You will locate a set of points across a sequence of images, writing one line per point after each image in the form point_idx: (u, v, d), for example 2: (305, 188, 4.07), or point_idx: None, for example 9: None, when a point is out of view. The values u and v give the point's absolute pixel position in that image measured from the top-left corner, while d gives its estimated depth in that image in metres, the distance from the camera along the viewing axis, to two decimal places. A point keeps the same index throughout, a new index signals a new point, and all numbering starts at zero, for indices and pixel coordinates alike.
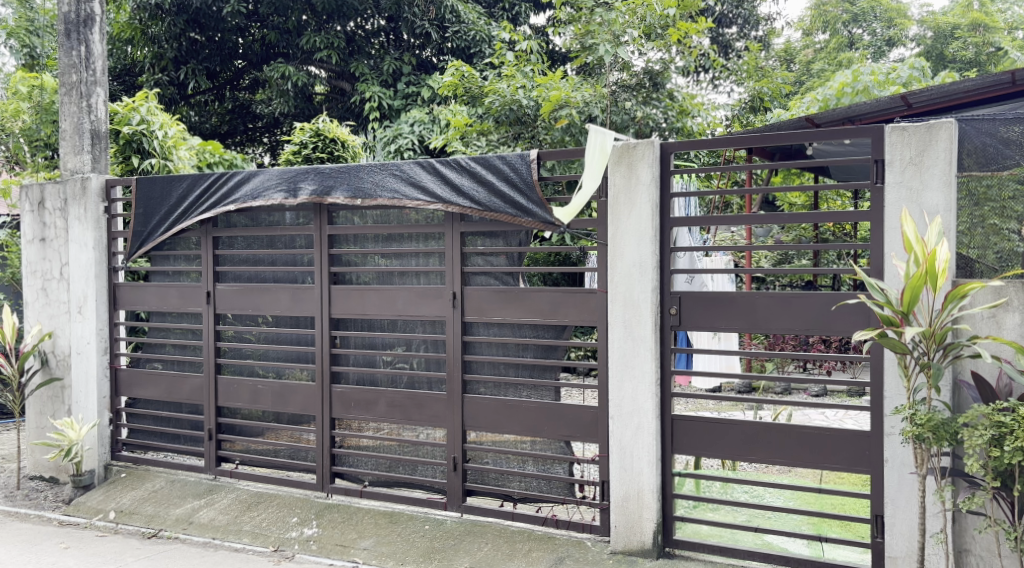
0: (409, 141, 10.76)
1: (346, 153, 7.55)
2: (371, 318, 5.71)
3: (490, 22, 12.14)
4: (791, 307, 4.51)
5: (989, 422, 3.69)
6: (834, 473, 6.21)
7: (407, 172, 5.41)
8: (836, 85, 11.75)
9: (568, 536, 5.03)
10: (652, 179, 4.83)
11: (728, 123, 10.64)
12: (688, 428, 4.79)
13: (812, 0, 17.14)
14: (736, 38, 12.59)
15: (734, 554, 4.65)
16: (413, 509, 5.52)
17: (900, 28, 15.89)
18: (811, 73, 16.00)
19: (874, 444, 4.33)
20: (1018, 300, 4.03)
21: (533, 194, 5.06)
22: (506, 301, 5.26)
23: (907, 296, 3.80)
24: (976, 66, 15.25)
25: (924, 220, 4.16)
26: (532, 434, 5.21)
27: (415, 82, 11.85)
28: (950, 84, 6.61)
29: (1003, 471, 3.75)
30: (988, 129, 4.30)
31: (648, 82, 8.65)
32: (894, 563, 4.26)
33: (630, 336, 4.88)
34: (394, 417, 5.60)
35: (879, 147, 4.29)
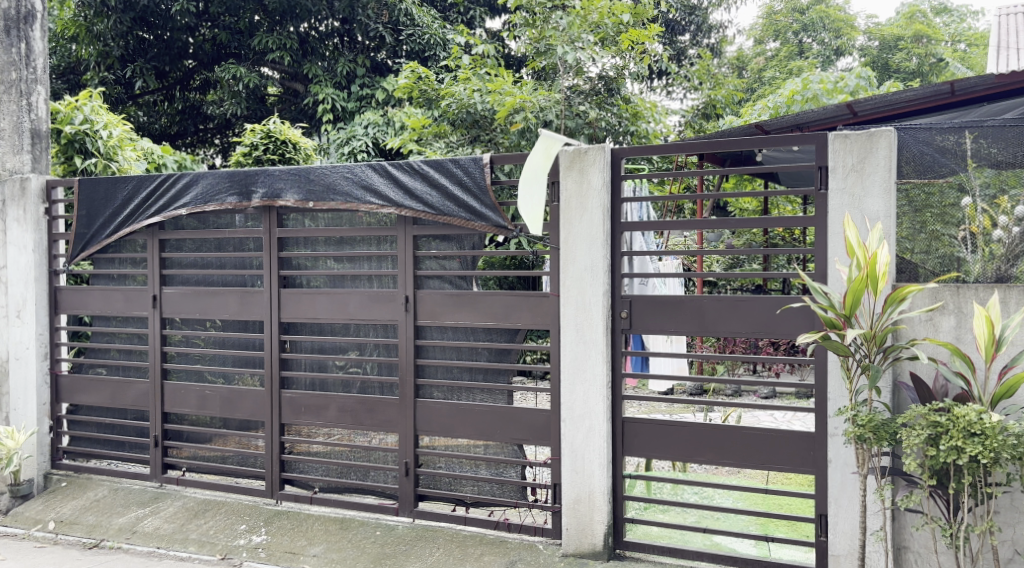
0: (363, 143, 10.69)
1: (298, 155, 7.45)
2: (322, 322, 5.66)
3: (445, 25, 12.11)
4: (738, 310, 4.58)
5: (926, 422, 3.78)
6: (781, 474, 6.32)
7: (359, 175, 5.39)
8: (787, 93, 11.98)
9: (520, 540, 5.04)
10: (603, 184, 4.88)
11: (681, 128, 10.76)
12: (638, 430, 4.84)
13: (763, 9, 17.43)
14: (690, 45, 12.72)
15: (683, 555, 4.71)
16: (364, 515, 5.48)
17: (847, 37, 16.26)
18: (763, 81, 16.27)
19: (819, 444, 4.42)
20: (953, 303, 4.16)
21: (486, 198, 5.09)
22: (458, 304, 5.26)
23: (849, 300, 3.89)
24: (919, 76, 15.66)
25: (865, 226, 4.27)
26: (484, 438, 5.21)
27: (369, 84, 11.78)
28: (893, 94, 6.79)
29: (940, 469, 3.85)
30: (925, 138, 4.35)
31: (603, 87, 8.71)
32: (836, 561, 4.35)
33: (582, 340, 4.91)
34: (345, 422, 5.56)
35: (822, 153, 4.39)
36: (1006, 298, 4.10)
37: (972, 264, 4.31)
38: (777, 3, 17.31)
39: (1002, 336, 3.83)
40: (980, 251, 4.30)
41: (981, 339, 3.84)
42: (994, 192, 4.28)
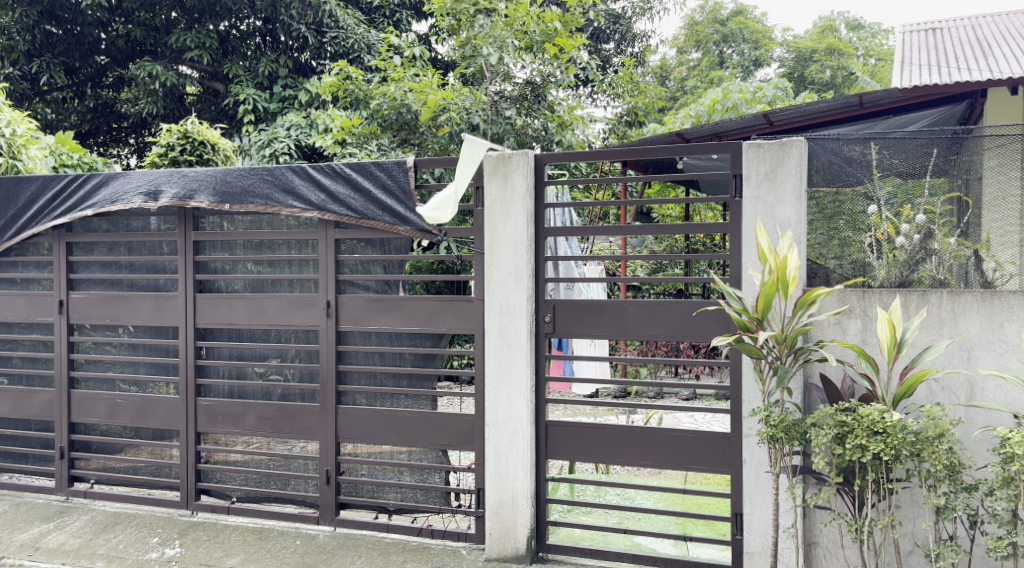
0: (285, 144, 10.46)
1: (216, 156, 7.21)
2: (240, 328, 5.53)
3: (370, 28, 12.02)
4: (657, 314, 4.68)
5: (833, 422, 3.93)
6: (699, 474, 6.48)
7: (279, 177, 5.31)
8: (708, 102, 12.36)
9: (443, 545, 5.04)
10: (527, 190, 4.91)
11: (606, 135, 10.90)
12: (561, 433, 4.88)
13: (685, 19, 17.80)
14: (614, 53, 12.92)
15: (605, 556, 4.76)
16: (284, 524, 5.39)
17: (765, 49, 16.82)
18: (685, 90, 16.67)
19: (734, 445, 4.54)
20: (860, 307, 4.35)
21: (410, 201, 5.08)
22: (381, 309, 5.23)
23: (761, 303, 4.02)
24: (833, 88, 16.17)
25: (777, 232, 4.42)
26: (408, 444, 5.18)
27: (292, 85, 11.62)
28: (807, 105, 7.05)
29: (847, 467, 4.00)
30: (833, 148, 4.52)
31: (529, 93, 8.78)
32: (751, 558, 4.47)
33: (505, 344, 4.93)
34: (264, 430, 5.45)
35: (737, 162, 4.52)
36: (907, 301, 4.29)
37: (877, 269, 4.42)
38: (698, 13, 17.74)
39: (903, 338, 4.00)
40: (885, 257, 4.42)
41: (884, 341, 4.00)
42: (897, 201, 4.43)
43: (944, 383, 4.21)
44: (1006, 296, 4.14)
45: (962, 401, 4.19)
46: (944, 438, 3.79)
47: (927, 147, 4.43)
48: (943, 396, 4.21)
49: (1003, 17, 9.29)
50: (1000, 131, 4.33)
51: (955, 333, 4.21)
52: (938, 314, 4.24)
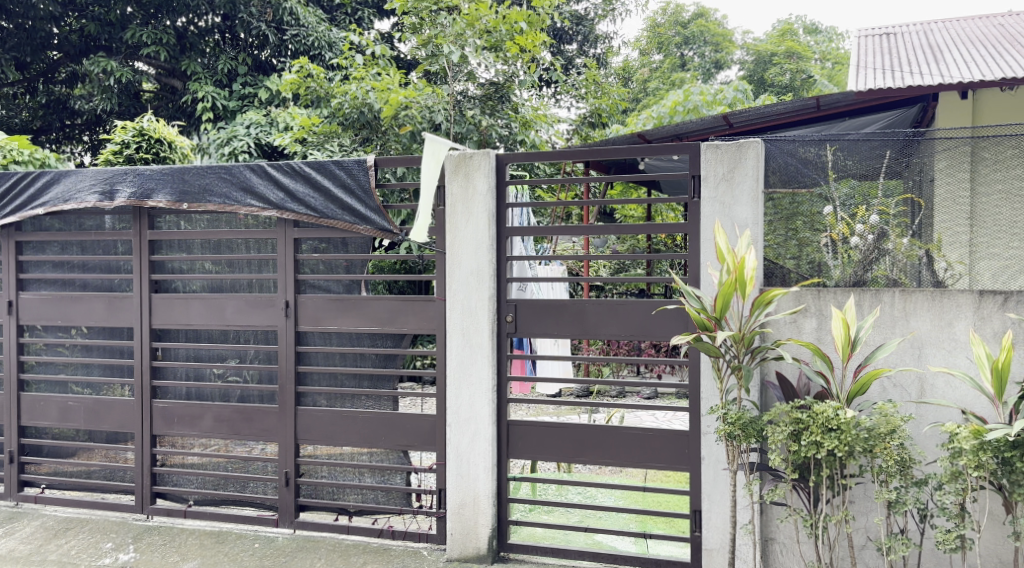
0: (244, 142, 10.34)
1: (173, 154, 7.09)
2: (198, 329, 5.45)
3: (332, 26, 11.89)
4: (618, 313, 4.71)
5: (789, 419, 4.00)
6: (659, 472, 6.54)
7: (237, 176, 5.24)
8: (669, 104, 12.49)
9: (405, 546, 5.02)
10: (488, 190, 4.91)
11: (570, 136, 10.91)
12: (523, 433, 4.89)
13: (647, 21, 17.88)
14: (576, 54, 12.97)
15: (566, 555, 4.78)
16: (243, 527, 5.33)
17: (726, 51, 17.04)
18: (647, 91, 16.79)
19: (693, 442, 4.59)
20: (815, 306, 4.42)
21: (371, 200, 5.05)
22: (341, 309, 5.19)
23: (719, 303, 4.07)
24: (792, 92, 16.34)
25: (734, 232, 4.47)
26: (368, 445, 5.14)
27: (251, 83, 11.48)
28: (766, 107, 7.14)
29: (802, 464, 4.06)
30: (789, 150, 4.60)
31: (493, 94, 8.76)
32: (709, 555, 4.52)
33: (467, 344, 4.93)
34: (221, 432, 5.38)
35: (695, 163, 4.57)
36: (861, 300, 4.37)
37: (832, 269, 4.51)
38: (659, 16, 17.86)
39: (857, 337, 4.07)
40: (841, 257, 4.51)
41: (838, 340, 4.07)
42: (853, 202, 4.53)
43: (896, 380, 4.30)
44: (956, 295, 4.24)
45: (913, 398, 4.28)
46: (895, 434, 3.87)
47: (880, 149, 4.52)
48: (895, 393, 4.30)
49: (954, 22, 9.50)
50: (950, 135, 4.44)
51: (907, 331, 4.30)
52: (891, 313, 4.32)
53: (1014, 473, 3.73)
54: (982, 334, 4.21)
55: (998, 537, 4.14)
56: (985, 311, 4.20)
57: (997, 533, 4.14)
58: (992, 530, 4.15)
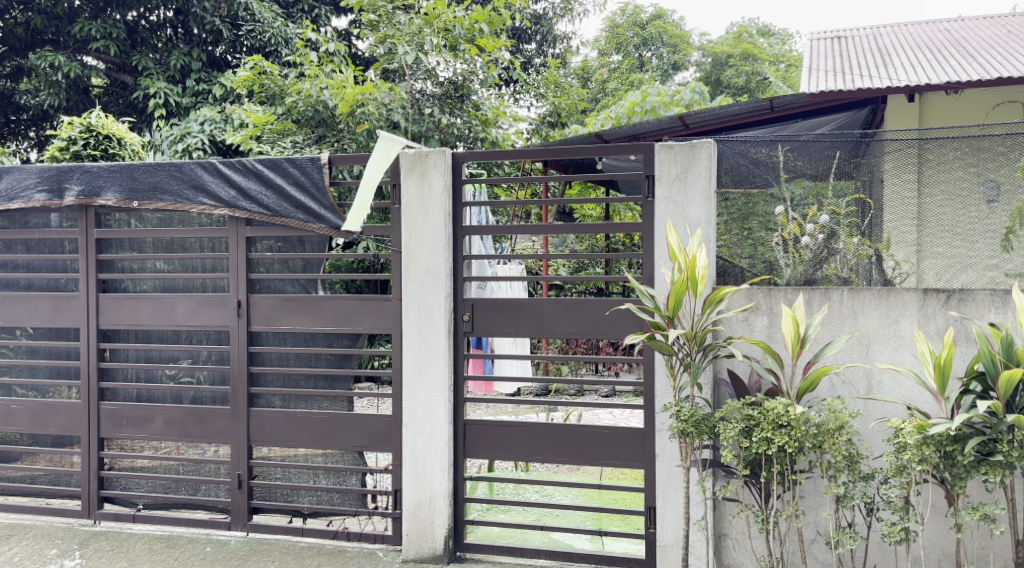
0: (198, 139, 10.19)
1: (123, 151, 6.95)
2: (148, 329, 5.35)
3: (288, 23, 11.70)
4: (573, 312, 4.73)
5: (740, 415, 4.06)
6: (616, 470, 6.58)
7: (188, 174, 5.16)
8: (627, 105, 12.58)
9: (360, 548, 4.98)
10: (444, 188, 4.89)
11: (529, 136, 10.92)
12: (479, 432, 4.88)
13: (606, 21, 17.94)
14: (535, 54, 12.99)
15: (522, 554, 4.78)
16: (194, 531, 5.24)
17: (683, 53, 17.21)
18: (606, 91, 16.85)
19: (647, 440, 4.63)
20: (766, 304, 4.48)
21: (324, 199, 5.01)
22: (294, 309, 5.13)
23: (671, 301, 4.12)
24: (747, 93, 16.75)
25: (687, 232, 4.52)
26: (323, 447, 5.09)
27: (205, 80, 11.29)
28: (721, 108, 7.21)
29: (754, 460, 4.12)
30: (740, 150, 4.65)
31: (453, 92, 8.64)
32: (664, 551, 4.56)
33: (423, 344, 4.90)
34: (171, 434, 5.29)
35: (649, 163, 4.61)
36: (810, 299, 4.45)
37: (784, 268, 4.58)
38: (617, 16, 17.95)
39: (806, 334, 4.14)
40: (792, 256, 4.59)
41: (788, 337, 4.13)
42: (805, 202, 4.60)
43: (845, 376, 4.38)
44: (902, 293, 4.33)
45: (861, 394, 4.36)
46: (844, 430, 3.95)
47: (830, 149, 4.59)
48: (843, 389, 4.38)
49: (902, 27, 9.72)
50: (898, 136, 4.53)
51: (855, 328, 4.38)
52: (839, 310, 4.40)
53: (956, 466, 3.83)
54: (927, 331, 4.31)
55: (941, 529, 4.24)
56: (929, 308, 4.29)
57: (940, 525, 4.24)
58: (936, 522, 4.25)
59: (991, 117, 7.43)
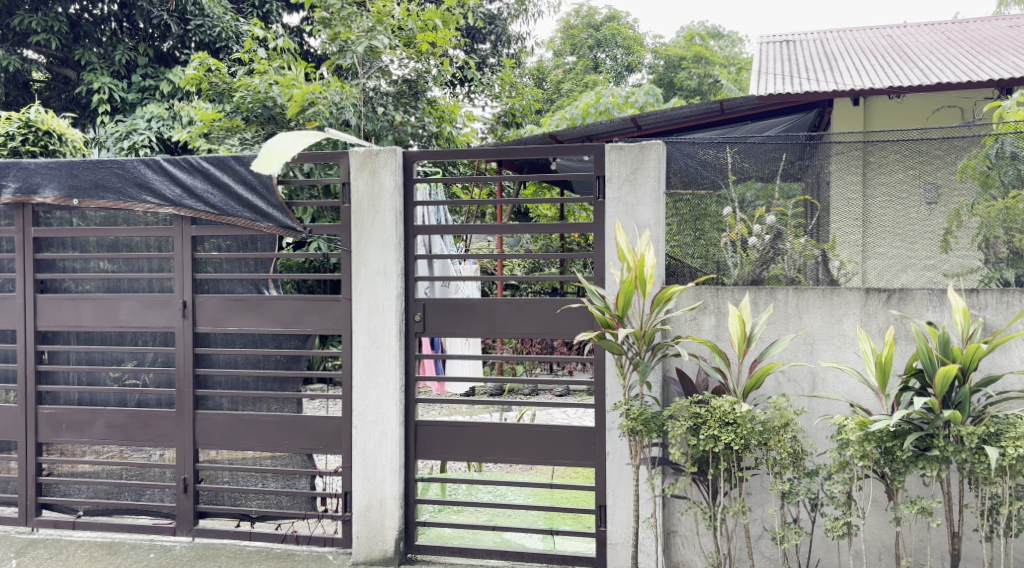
0: (145, 137, 9.98)
1: (63, 148, 6.80)
2: (89, 330, 5.21)
3: (238, 17, 11.43)
4: (525, 311, 4.73)
5: (688, 414, 4.11)
6: (569, 469, 6.59)
7: (131, 172, 5.04)
8: (582, 106, 12.63)
9: (309, 551, 4.92)
10: (395, 187, 4.85)
11: (485, 135, 10.89)
12: (430, 433, 4.85)
13: (561, 22, 18.00)
14: (490, 54, 12.94)
15: (473, 554, 4.76)
16: (137, 537, 5.12)
17: (637, 55, 17.33)
18: (560, 92, 16.84)
19: (598, 439, 4.64)
20: (714, 303, 4.54)
21: (272, 198, 4.93)
22: (241, 309, 5.04)
23: (620, 300, 4.15)
24: (699, 95, 16.91)
25: (636, 232, 4.55)
26: (271, 450, 5.01)
27: (152, 75, 11.05)
28: (672, 110, 7.24)
29: (702, 457, 4.17)
30: (688, 152, 4.70)
31: (407, 90, 8.60)
32: (614, 549, 4.58)
33: (374, 344, 4.86)
34: (114, 438, 5.16)
35: (600, 163, 4.63)
36: (756, 299, 4.52)
37: (732, 268, 4.63)
38: (572, 17, 18.00)
39: (752, 333, 4.20)
40: (739, 256, 4.64)
41: (734, 336, 4.19)
42: (754, 203, 4.64)
43: (790, 374, 4.45)
44: (844, 293, 4.42)
45: (806, 392, 4.44)
46: (789, 427, 4.02)
47: (776, 152, 4.66)
48: (788, 387, 4.45)
49: (848, 32, 9.94)
50: (842, 139, 4.61)
51: (799, 327, 4.46)
52: (785, 309, 4.48)
53: (895, 462, 3.92)
54: (869, 329, 4.40)
55: (881, 523, 4.34)
56: (871, 307, 4.39)
57: (881, 519, 4.33)
58: (877, 516, 4.34)
59: (931, 121, 7.69)
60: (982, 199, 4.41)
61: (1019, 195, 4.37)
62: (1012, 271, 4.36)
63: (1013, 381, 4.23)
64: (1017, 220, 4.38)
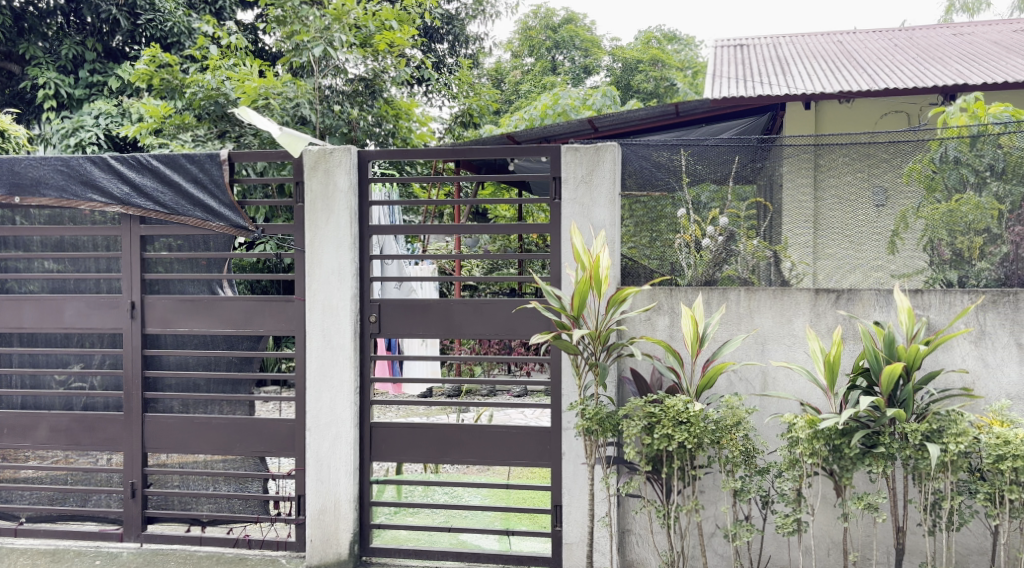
0: (93, 134, 9.78)
1: (6, 143, 6.61)
2: (33, 332, 5.08)
3: (191, 13, 11.24)
4: (482, 311, 4.72)
5: (643, 413, 4.13)
6: (526, 470, 6.59)
7: (76, 169, 4.92)
8: (540, 107, 12.66)
9: (262, 555, 4.85)
10: (349, 187, 4.81)
11: (443, 135, 10.87)
12: (386, 435, 4.82)
13: (518, 24, 18.05)
14: (447, 54, 12.93)
15: (429, 556, 4.73)
16: (83, 544, 5.00)
17: (594, 57, 17.42)
18: (519, 93, 16.83)
19: (554, 439, 4.65)
20: (667, 304, 4.58)
21: (224, 196, 4.85)
22: (192, 310, 4.94)
23: (576, 301, 4.16)
24: (656, 98, 16.88)
25: (591, 233, 4.57)
26: (223, 453, 4.93)
27: (101, 71, 10.82)
28: (629, 113, 7.25)
29: (656, 456, 4.20)
30: (643, 153, 4.74)
31: (363, 88, 8.51)
32: (569, 549, 4.60)
33: (328, 345, 4.81)
34: (58, 443, 5.04)
35: (556, 164, 4.65)
36: (709, 299, 4.57)
37: (686, 269, 4.68)
38: (530, 18, 18.03)
39: (705, 333, 4.25)
40: (693, 257, 4.69)
41: (688, 336, 4.23)
42: (708, 204, 4.70)
43: (741, 374, 4.51)
44: (795, 293, 4.49)
45: (757, 391, 4.51)
46: (740, 426, 4.07)
47: (729, 154, 4.72)
48: (740, 386, 4.51)
49: (800, 38, 10.11)
50: (794, 142, 4.68)
51: (750, 327, 4.51)
52: (737, 309, 4.53)
53: (843, 459, 4.00)
54: (818, 329, 4.48)
55: (830, 519, 4.42)
56: (820, 307, 4.46)
57: (830, 515, 4.41)
58: (825, 512, 4.42)
59: (880, 126, 7.87)
60: (927, 202, 4.51)
61: (962, 198, 4.48)
62: (955, 272, 4.47)
63: (955, 380, 4.34)
64: (959, 222, 4.49)
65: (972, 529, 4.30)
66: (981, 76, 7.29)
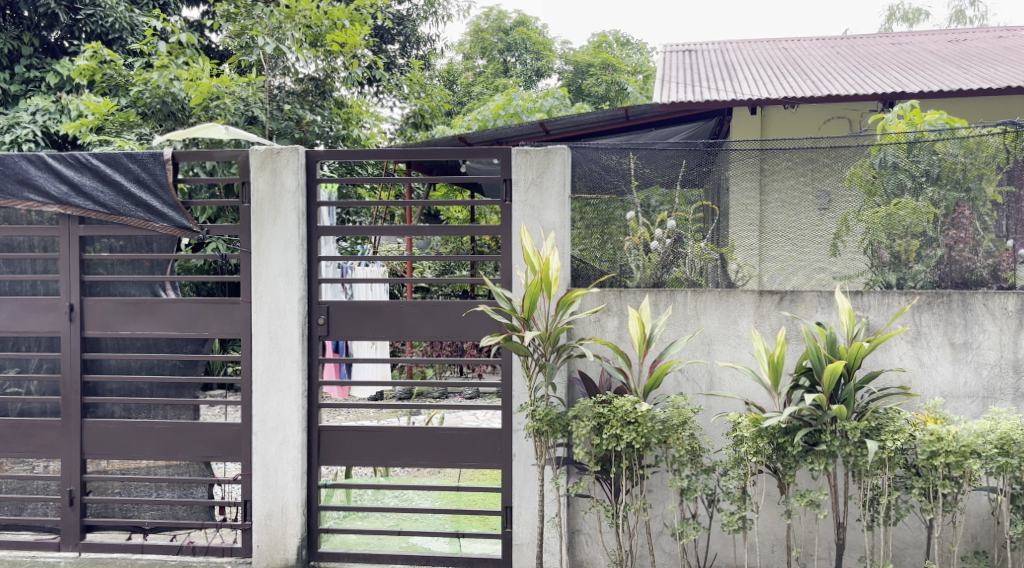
0: (30, 131, 9.51)
1: None
2: None
3: (133, 8, 10.99)
4: (432, 313, 4.70)
5: (592, 413, 4.17)
6: (477, 472, 6.58)
7: (12, 168, 4.80)
8: (493, 108, 12.65)
9: (206, 562, 4.76)
10: (297, 187, 4.74)
11: (394, 136, 10.81)
12: (333, 439, 4.76)
13: (470, 25, 18.05)
14: (398, 55, 12.84)
15: (378, 560, 4.70)
16: (18, 554, 4.85)
17: (546, 59, 17.45)
18: (470, 95, 16.77)
19: (504, 440, 4.65)
20: (616, 305, 4.63)
21: (167, 197, 4.75)
22: (134, 312, 4.82)
23: (526, 303, 4.18)
24: (607, 101, 16.81)
25: (542, 235, 4.59)
26: (166, 458, 4.82)
27: (38, 66, 10.51)
28: (580, 116, 7.30)
29: (604, 456, 4.24)
30: (592, 156, 4.77)
31: (313, 88, 8.45)
32: (519, 550, 4.61)
33: (275, 348, 4.74)
34: None
35: (507, 167, 4.65)
36: (657, 300, 4.63)
37: (635, 270, 4.72)
38: (483, 20, 18.04)
39: (652, 334, 4.30)
40: (642, 259, 4.72)
41: (636, 337, 4.28)
42: (657, 207, 4.74)
43: (688, 374, 4.58)
44: (739, 295, 4.57)
45: (703, 391, 4.57)
46: (687, 425, 4.12)
47: (676, 158, 4.77)
48: (686, 385, 4.57)
49: (748, 44, 10.28)
50: (740, 146, 4.75)
51: (697, 328, 4.58)
52: (684, 311, 4.60)
53: (786, 457, 4.08)
54: (762, 330, 4.56)
55: (774, 515, 4.50)
56: (764, 308, 4.55)
57: (774, 512, 4.49)
58: (770, 509, 4.50)
59: (823, 131, 8.05)
60: (867, 206, 4.62)
61: (900, 203, 4.61)
62: (894, 274, 4.59)
63: (893, 378, 4.45)
64: (897, 227, 4.61)
65: (908, 523, 4.42)
66: (918, 84, 7.50)
